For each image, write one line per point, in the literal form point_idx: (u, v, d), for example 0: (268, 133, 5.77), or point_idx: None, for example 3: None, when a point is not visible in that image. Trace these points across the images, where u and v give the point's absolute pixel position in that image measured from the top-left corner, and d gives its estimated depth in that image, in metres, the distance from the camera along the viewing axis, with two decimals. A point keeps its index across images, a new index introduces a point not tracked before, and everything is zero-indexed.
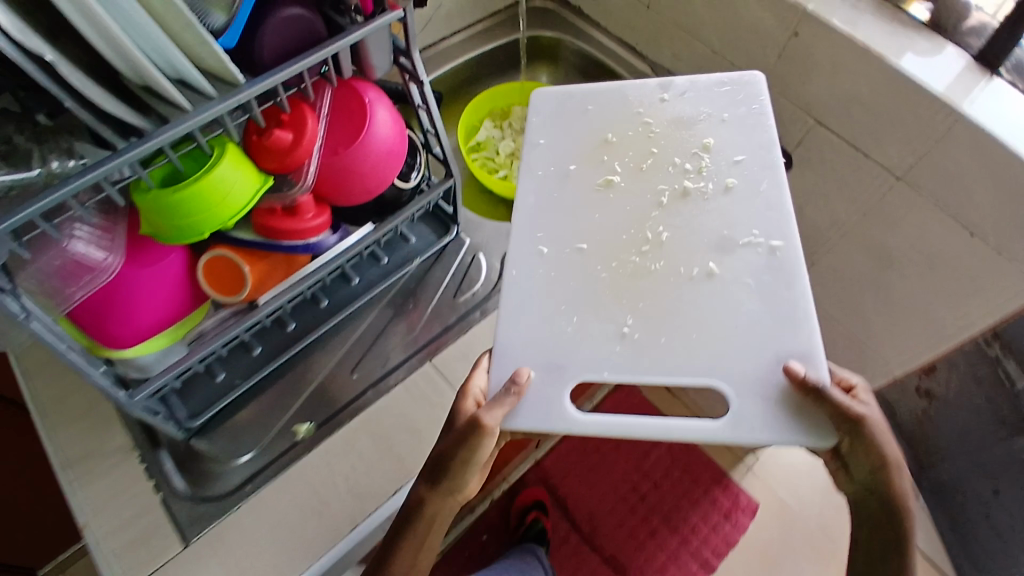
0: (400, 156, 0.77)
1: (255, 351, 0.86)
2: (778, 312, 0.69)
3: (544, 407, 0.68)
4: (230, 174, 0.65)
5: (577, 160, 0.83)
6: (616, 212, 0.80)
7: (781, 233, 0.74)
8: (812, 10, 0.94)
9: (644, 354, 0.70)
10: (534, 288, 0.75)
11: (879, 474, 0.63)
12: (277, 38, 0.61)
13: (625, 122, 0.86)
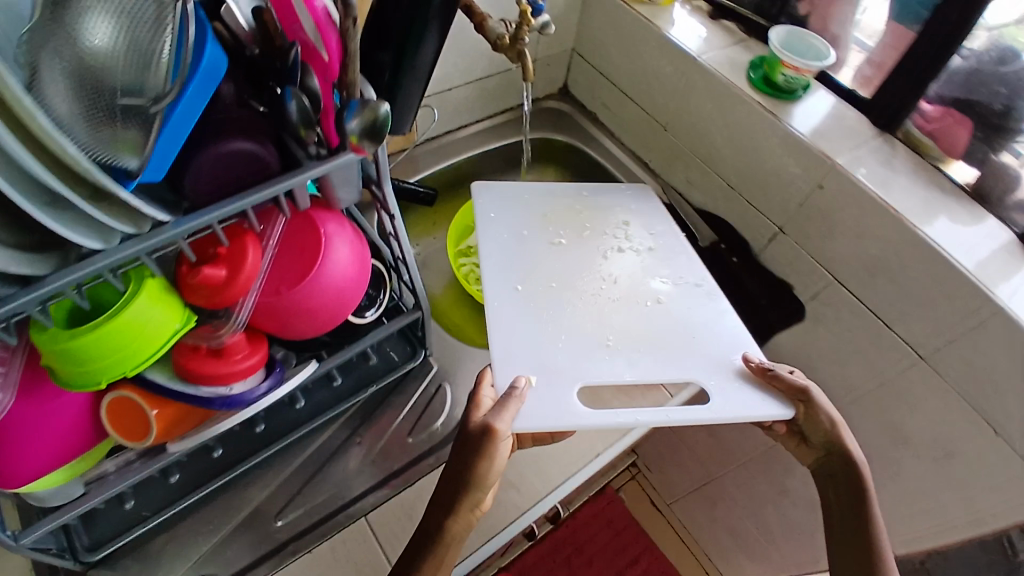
0: (355, 294, 0.68)
1: (173, 479, 0.75)
2: (713, 328, 0.86)
3: (554, 405, 0.75)
4: (145, 314, 0.56)
5: (531, 227, 0.94)
6: (576, 261, 0.92)
7: (702, 281, 0.92)
8: (839, 166, 0.86)
9: (622, 359, 0.81)
10: (518, 317, 0.83)
11: (834, 440, 0.80)
12: (215, 173, 0.54)
13: (562, 198, 1.00)
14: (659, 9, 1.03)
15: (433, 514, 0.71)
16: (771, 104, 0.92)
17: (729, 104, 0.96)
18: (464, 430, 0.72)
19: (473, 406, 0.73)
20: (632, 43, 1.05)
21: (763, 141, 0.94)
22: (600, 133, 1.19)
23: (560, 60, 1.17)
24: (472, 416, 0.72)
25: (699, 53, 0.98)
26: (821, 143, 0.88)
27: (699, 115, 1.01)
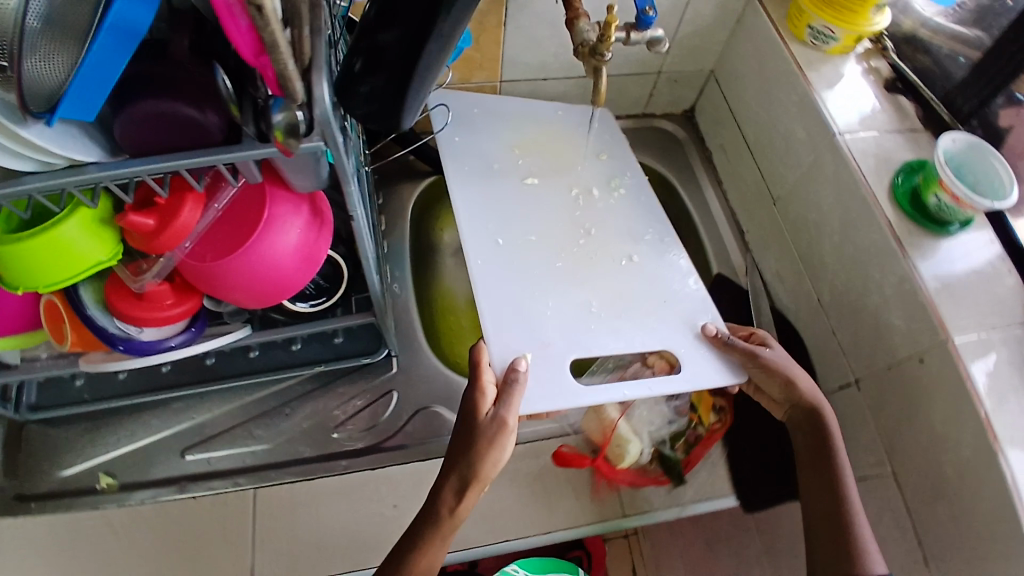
0: (300, 280, 0.62)
1: (120, 375, 0.75)
2: (685, 285, 0.74)
3: (554, 385, 0.63)
4: (76, 238, 0.55)
5: (500, 158, 0.80)
6: (553, 204, 0.78)
7: (669, 247, 0.77)
8: (952, 344, 0.64)
9: (604, 322, 0.70)
10: (503, 274, 0.70)
11: (810, 406, 0.64)
12: (151, 129, 0.49)
13: (537, 120, 0.84)
14: (821, 58, 0.81)
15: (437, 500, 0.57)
16: (903, 228, 0.70)
17: (852, 205, 0.74)
18: (464, 420, 0.58)
19: (478, 394, 0.59)
20: (773, 90, 0.85)
21: (876, 270, 0.72)
22: (707, 177, 1.00)
23: (692, 82, 0.99)
24: (477, 407, 0.58)
25: (846, 130, 0.76)
26: (944, 305, 0.66)
27: (815, 205, 0.80)
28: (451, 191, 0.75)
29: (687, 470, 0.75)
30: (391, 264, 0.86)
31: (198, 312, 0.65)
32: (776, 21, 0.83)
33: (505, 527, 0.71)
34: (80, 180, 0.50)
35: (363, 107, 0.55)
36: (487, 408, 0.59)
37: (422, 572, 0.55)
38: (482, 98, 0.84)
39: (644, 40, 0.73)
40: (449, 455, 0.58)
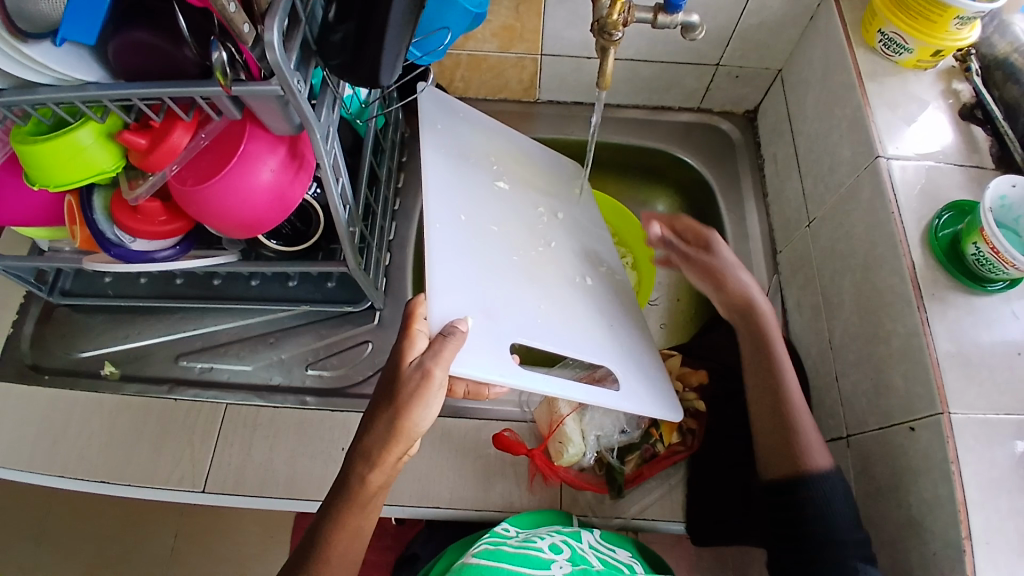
0: (265, 219, 0.67)
1: (140, 279, 0.84)
2: (629, 321, 0.76)
3: (492, 359, 0.61)
4: (89, 149, 0.61)
5: (476, 154, 0.79)
6: (520, 213, 0.78)
7: (622, 286, 0.80)
8: (946, 416, 0.56)
9: (553, 323, 0.69)
10: (459, 249, 0.68)
11: (746, 305, 0.69)
12: (138, 53, 0.54)
13: (520, 142, 0.86)
14: (889, 70, 0.71)
15: (351, 470, 0.54)
16: (929, 276, 0.61)
17: (880, 243, 0.65)
18: (392, 369, 0.55)
19: (406, 341, 0.56)
20: (831, 101, 0.76)
21: (887, 320, 0.64)
22: (752, 186, 0.92)
23: (756, 80, 0.90)
24: (405, 355, 0.55)
25: (895, 155, 0.67)
26: (951, 374, 0.57)
27: (846, 235, 0.71)
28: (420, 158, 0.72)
29: (628, 485, 0.73)
30: (398, 221, 0.90)
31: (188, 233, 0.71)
32: (848, 24, 0.74)
33: (437, 496, 0.73)
34: (81, 97, 0.54)
35: (335, 59, 0.59)
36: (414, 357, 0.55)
37: (351, 532, 0.55)
38: (462, 102, 0.82)
39: (677, 25, 0.66)
40: (370, 413, 0.55)
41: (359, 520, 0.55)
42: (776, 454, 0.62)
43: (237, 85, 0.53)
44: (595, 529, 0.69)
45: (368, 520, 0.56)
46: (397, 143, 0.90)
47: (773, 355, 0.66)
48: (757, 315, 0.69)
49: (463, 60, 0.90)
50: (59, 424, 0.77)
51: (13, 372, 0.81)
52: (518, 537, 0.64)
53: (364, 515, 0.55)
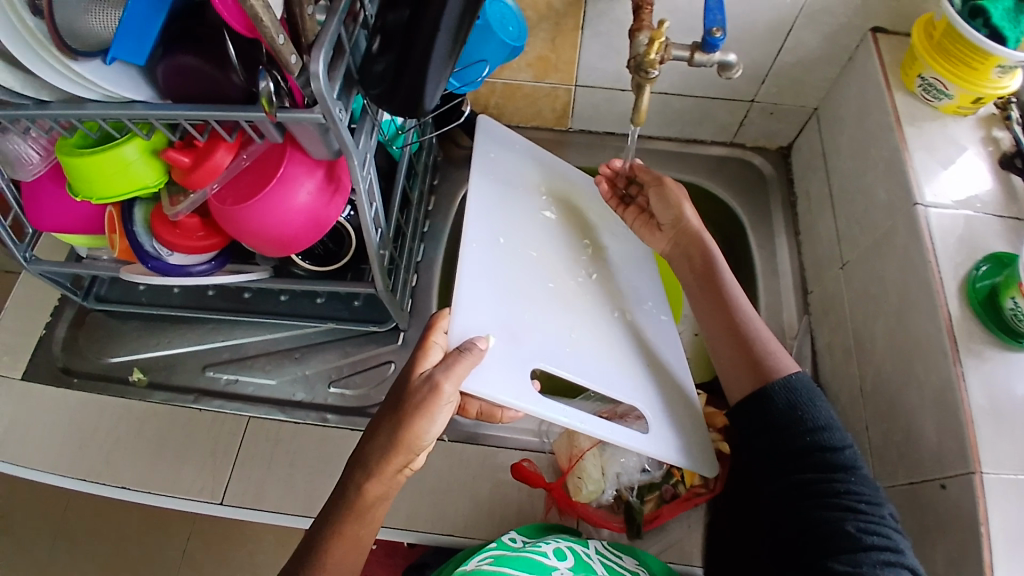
0: (297, 240, 0.68)
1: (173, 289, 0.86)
2: (670, 361, 0.74)
3: (510, 383, 0.61)
4: (134, 164, 0.63)
5: (523, 182, 0.80)
6: (562, 243, 0.78)
7: (664, 327, 0.77)
8: (978, 475, 0.54)
9: (582, 357, 0.69)
10: (494, 273, 0.68)
11: (676, 218, 0.73)
12: (185, 78, 0.56)
13: (571, 176, 0.86)
14: (928, 115, 0.71)
15: (349, 478, 0.54)
16: (964, 328, 0.60)
17: (914, 291, 0.64)
18: (403, 379, 0.55)
19: (421, 353, 0.57)
20: (867, 143, 0.75)
21: (920, 371, 0.62)
22: (783, 224, 0.91)
23: (791, 117, 0.90)
24: (416, 365, 0.57)
25: (933, 203, 0.66)
26: (984, 431, 0.56)
27: (879, 280, 0.70)
28: (470, 183, 0.74)
29: (647, 526, 0.72)
30: (426, 243, 0.90)
31: (223, 249, 0.73)
32: (886, 68, 0.73)
33: (452, 523, 0.74)
34: (128, 115, 0.56)
35: (376, 88, 0.60)
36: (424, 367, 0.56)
37: (350, 540, 0.54)
38: (520, 136, 0.84)
39: (713, 64, 0.65)
40: (375, 424, 0.55)
41: (357, 529, 0.54)
42: (733, 373, 0.64)
43: (282, 112, 0.55)
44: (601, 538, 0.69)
45: (369, 530, 0.55)
46: (429, 167, 0.91)
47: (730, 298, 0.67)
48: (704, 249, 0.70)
49: (497, 88, 0.91)
50: (87, 429, 0.78)
51: (46, 374, 0.83)
52: (521, 543, 0.65)
53: (363, 523, 0.54)
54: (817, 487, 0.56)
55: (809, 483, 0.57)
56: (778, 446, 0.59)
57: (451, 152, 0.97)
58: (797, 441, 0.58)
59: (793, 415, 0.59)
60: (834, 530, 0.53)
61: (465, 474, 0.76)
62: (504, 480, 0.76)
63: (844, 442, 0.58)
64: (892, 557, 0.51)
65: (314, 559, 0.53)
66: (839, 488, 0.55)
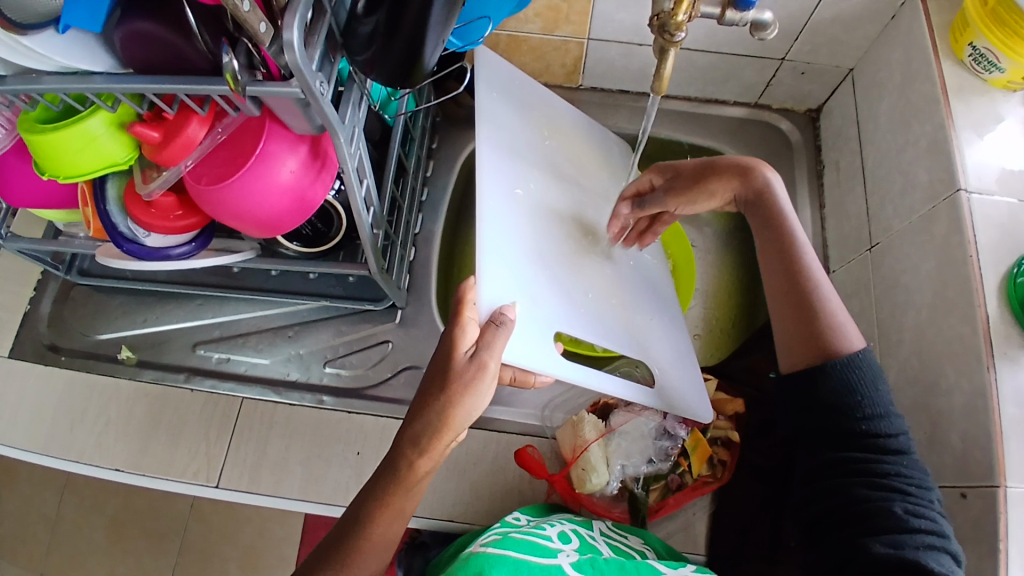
0: (288, 215, 0.62)
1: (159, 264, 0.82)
2: (661, 311, 0.73)
3: (535, 345, 0.59)
4: (101, 142, 0.57)
5: (537, 133, 0.74)
6: (567, 194, 0.73)
7: (650, 273, 0.76)
8: (1002, 489, 0.51)
9: (589, 307, 0.66)
10: (511, 227, 0.64)
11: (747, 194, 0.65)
12: (145, 46, 0.49)
13: (574, 118, 0.80)
14: (976, 88, 0.64)
15: (398, 453, 0.50)
16: (1002, 332, 0.55)
17: (951, 285, 0.59)
18: (444, 359, 0.51)
19: (457, 329, 0.51)
20: (908, 114, 0.68)
21: (949, 372, 0.58)
22: (808, 195, 0.85)
23: (824, 78, 0.82)
24: (456, 344, 0.51)
25: (977, 189, 0.60)
26: (1013, 442, 0.52)
27: (912, 270, 0.65)
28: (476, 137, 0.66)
29: (652, 516, 0.70)
30: (425, 213, 0.86)
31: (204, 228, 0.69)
32: (935, 31, 0.66)
33: (451, 509, 0.72)
34: (89, 89, 0.49)
35: (362, 53, 0.53)
36: (467, 345, 0.51)
37: (394, 513, 0.51)
38: (523, 76, 0.76)
39: (746, 23, 0.58)
40: (420, 397, 0.51)
41: (403, 502, 0.51)
42: (791, 346, 0.59)
43: (252, 88, 0.48)
44: (607, 519, 0.68)
45: (412, 501, 0.52)
46: (427, 130, 0.85)
47: (800, 265, 0.60)
48: (762, 195, 0.64)
49: (502, 41, 0.83)
50: (78, 408, 0.77)
51: (33, 352, 0.81)
52: (528, 523, 0.62)
53: (410, 497, 0.51)
54: (864, 467, 0.53)
55: (857, 461, 0.53)
56: (828, 422, 0.55)
57: (451, 111, 0.90)
58: (849, 424, 0.54)
59: (850, 394, 0.55)
60: (876, 509, 0.50)
61: (465, 460, 0.73)
62: (505, 466, 0.74)
63: (899, 428, 0.54)
64: (937, 542, 0.48)
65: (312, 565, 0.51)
66: (887, 470, 0.52)
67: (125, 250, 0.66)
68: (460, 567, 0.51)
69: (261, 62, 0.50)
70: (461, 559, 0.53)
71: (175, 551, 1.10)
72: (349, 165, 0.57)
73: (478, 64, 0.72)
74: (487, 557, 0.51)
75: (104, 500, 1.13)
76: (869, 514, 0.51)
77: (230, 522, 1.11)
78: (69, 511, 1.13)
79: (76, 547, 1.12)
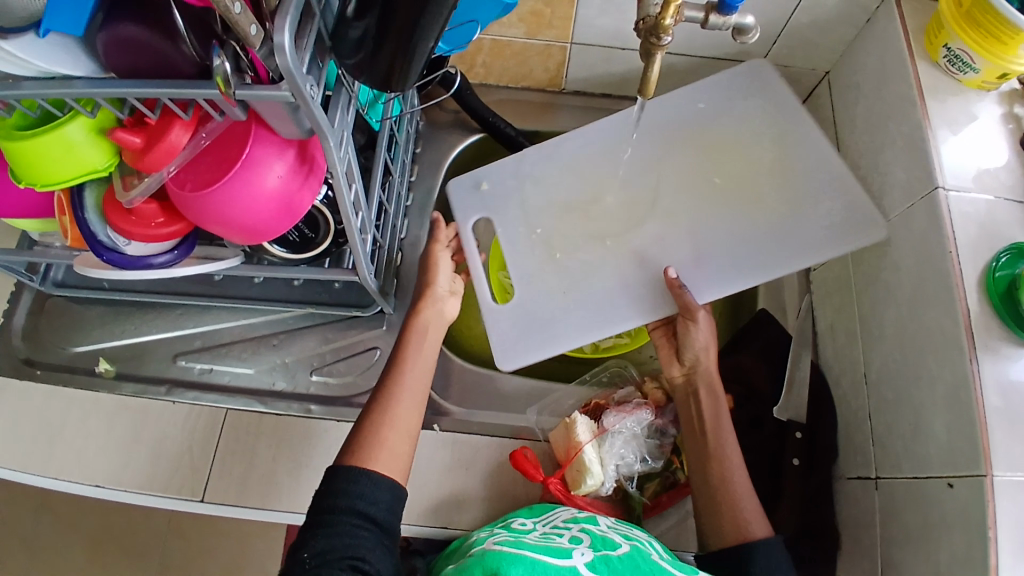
0: (275, 223, 0.61)
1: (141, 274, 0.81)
2: (587, 312, 0.73)
3: (461, 205, 0.79)
4: (80, 145, 0.55)
5: (688, 138, 0.79)
6: (640, 195, 0.78)
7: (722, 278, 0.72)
8: (990, 478, 0.52)
9: (537, 251, 0.77)
10: (564, 159, 0.80)
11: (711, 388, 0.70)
12: (126, 50, 0.48)
13: (775, 135, 0.77)
14: (950, 88, 0.66)
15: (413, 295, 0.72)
16: (983, 324, 0.57)
17: (929, 281, 0.61)
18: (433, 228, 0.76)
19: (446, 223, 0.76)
20: (885, 115, 0.70)
21: (933, 366, 0.60)
22: None
23: (800, 81, 0.84)
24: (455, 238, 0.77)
25: (954, 186, 0.62)
26: (997, 431, 0.54)
27: (892, 265, 0.67)
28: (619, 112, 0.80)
29: (647, 514, 0.72)
30: (411, 217, 0.86)
31: (189, 233, 0.67)
32: (910, 33, 0.68)
33: (446, 516, 0.71)
34: (69, 94, 0.48)
35: (352, 58, 0.52)
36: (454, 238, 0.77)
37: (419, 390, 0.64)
38: (739, 88, 0.79)
39: (729, 27, 0.57)
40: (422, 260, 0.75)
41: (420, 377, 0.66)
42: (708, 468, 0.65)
43: (241, 90, 0.48)
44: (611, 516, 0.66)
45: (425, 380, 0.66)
46: (411, 136, 0.85)
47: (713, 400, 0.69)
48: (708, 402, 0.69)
49: (486, 45, 0.83)
50: (55, 425, 0.74)
51: (7, 367, 0.79)
52: (537, 531, 0.61)
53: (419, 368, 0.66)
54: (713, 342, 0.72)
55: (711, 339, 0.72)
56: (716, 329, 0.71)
57: (434, 116, 0.90)
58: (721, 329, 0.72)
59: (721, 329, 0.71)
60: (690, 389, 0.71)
61: (457, 467, 0.73)
62: (499, 471, 0.73)
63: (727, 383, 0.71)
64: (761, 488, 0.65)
65: (349, 498, 0.54)
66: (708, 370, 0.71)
67: (105, 258, 0.64)
68: (477, 564, 0.52)
69: (250, 66, 0.49)
70: (473, 556, 0.54)
71: (156, 567, 1.09)
72: (336, 171, 0.56)
73: (707, 82, 0.80)
74: (502, 556, 0.52)
75: (81, 517, 1.12)
76: (736, 474, 0.64)
77: (213, 536, 1.10)
78: (45, 530, 1.12)
79: (54, 566, 1.11)
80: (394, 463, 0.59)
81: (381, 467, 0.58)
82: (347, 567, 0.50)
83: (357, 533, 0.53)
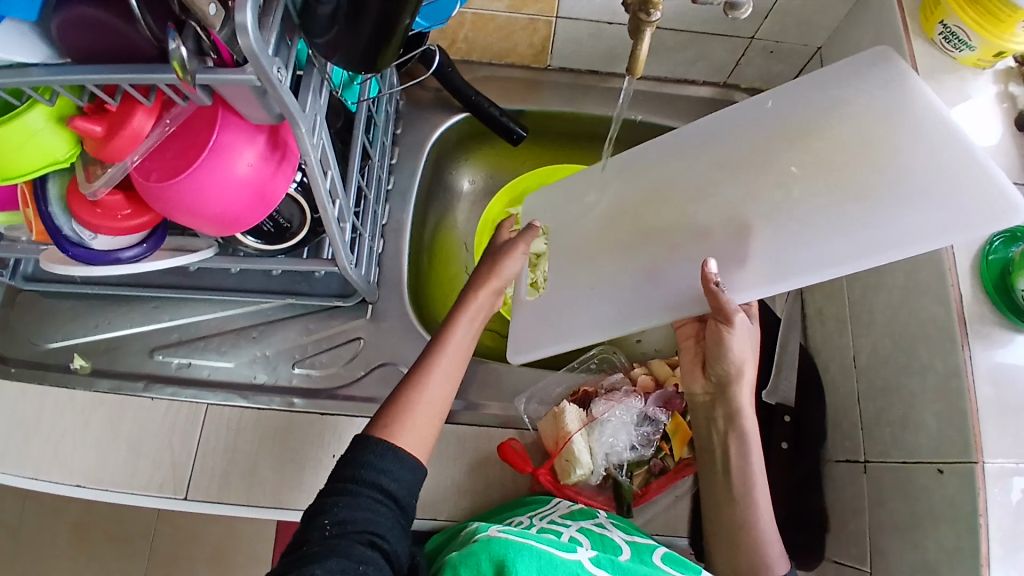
0: (249, 212, 0.59)
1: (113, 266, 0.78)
2: (607, 311, 0.68)
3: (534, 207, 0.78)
4: (37, 135, 0.51)
5: (771, 136, 0.62)
6: (699, 207, 0.65)
7: (784, 275, 0.57)
8: (980, 466, 0.52)
9: (576, 262, 0.72)
10: (631, 182, 0.70)
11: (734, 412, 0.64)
12: (77, 33, 0.45)
13: (893, 113, 0.56)
14: (947, 67, 0.64)
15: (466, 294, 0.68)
16: (976, 311, 0.56)
17: (921, 266, 0.60)
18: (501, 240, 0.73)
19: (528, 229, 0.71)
20: None
21: (924, 352, 0.59)
22: None
23: (792, 57, 0.82)
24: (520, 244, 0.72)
25: None
26: (988, 418, 0.53)
27: None
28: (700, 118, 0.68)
29: (638, 502, 0.71)
30: (392, 202, 0.83)
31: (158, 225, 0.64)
32: (906, 10, 0.66)
33: (433, 507, 0.70)
34: (26, 83, 0.45)
35: (322, 36, 0.49)
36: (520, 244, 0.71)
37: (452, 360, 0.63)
38: (858, 69, 0.59)
39: None
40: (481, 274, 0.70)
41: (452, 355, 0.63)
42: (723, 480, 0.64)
43: (202, 75, 0.45)
44: (604, 514, 0.66)
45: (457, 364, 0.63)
46: (390, 117, 0.81)
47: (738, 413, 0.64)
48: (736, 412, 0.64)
49: (467, 20, 0.79)
50: (29, 423, 0.72)
51: None
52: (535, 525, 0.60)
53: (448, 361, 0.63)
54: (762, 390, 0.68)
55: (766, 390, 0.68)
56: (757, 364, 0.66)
57: (415, 95, 0.87)
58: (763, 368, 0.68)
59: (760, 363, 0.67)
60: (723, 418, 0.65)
61: (444, 458, 0.72)
62: (487, 461, 0.72)
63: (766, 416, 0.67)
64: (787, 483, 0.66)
65: (373, 471, 0.53)
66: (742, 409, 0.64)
67: (71, 253, 0.62)
68: (484, 552, 0.51)
69: (211, 48, 0.46)
70: (481, 541, 0.52)
71: (143, 556, 1.09)
72: (309, 158, 0.53)
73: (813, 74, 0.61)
74: (510, 544, 0.51)
75: (65, 509, 1.10)
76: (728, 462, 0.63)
77: (202, 525, 1.09)
78: (31, 521, 1.11)
79: (40, 558, 1.10)
80: (421, 440, 0.58)
81: (406, 442, 0.57)
82: (365, 542, 0.50)
83: (378, 509, 0.52)
